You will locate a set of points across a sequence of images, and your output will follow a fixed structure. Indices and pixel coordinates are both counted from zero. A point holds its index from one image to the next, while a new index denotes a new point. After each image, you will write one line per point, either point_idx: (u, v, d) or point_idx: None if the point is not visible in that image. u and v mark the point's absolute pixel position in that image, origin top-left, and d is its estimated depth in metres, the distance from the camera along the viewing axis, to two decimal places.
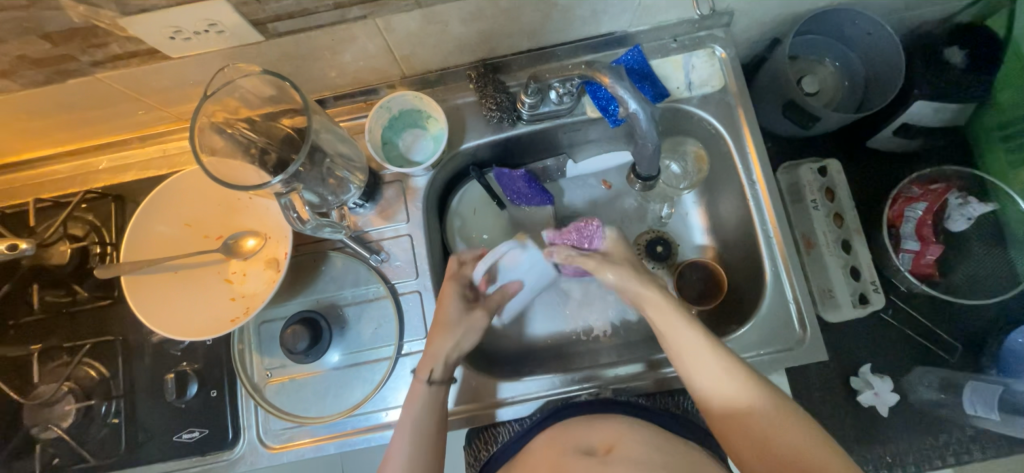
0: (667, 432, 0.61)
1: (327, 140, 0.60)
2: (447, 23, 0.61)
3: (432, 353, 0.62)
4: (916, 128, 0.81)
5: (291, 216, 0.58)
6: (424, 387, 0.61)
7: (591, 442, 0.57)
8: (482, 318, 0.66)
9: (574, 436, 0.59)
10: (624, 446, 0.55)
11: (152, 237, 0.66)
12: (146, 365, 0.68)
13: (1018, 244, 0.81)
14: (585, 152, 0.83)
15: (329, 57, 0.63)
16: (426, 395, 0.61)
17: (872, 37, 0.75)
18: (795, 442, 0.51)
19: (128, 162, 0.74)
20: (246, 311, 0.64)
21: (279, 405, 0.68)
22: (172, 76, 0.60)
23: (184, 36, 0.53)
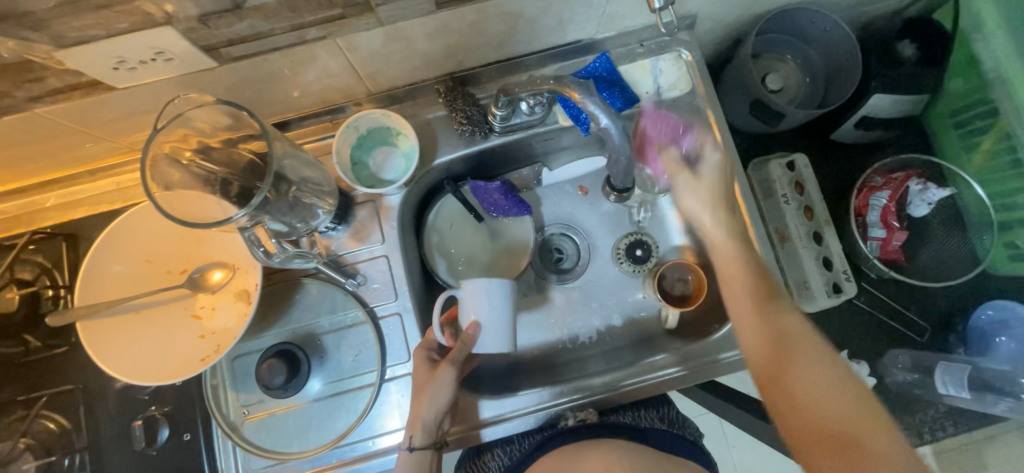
0: (656, 456, 0.67)
1: (292, 167, 0.59)
2: (411, 39, 0.59)
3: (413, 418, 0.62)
4: (877, 121, 0.83)
5: (256, 248, 0.60)
6: (408, 455, 0.62)
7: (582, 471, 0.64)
8: (450, 371, 0.63)
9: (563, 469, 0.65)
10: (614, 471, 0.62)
11: (108, 279, 0.63)
12: (111, 413, 0.64)
13: (976, 226, 0.85)
14: (560, 159, 0.83)
15: (289, 78, 0.60)
16: (415, 461, 0.62)
17: (830, 34, 0.77)
18: (838, 403, 0.51)
19: (78, 197, 0.69)
20: (217, 349, 0.61)
21: (258, 443, 0.65)
22: (120, 106, 0.56)
23: (129, 66, 0.50)
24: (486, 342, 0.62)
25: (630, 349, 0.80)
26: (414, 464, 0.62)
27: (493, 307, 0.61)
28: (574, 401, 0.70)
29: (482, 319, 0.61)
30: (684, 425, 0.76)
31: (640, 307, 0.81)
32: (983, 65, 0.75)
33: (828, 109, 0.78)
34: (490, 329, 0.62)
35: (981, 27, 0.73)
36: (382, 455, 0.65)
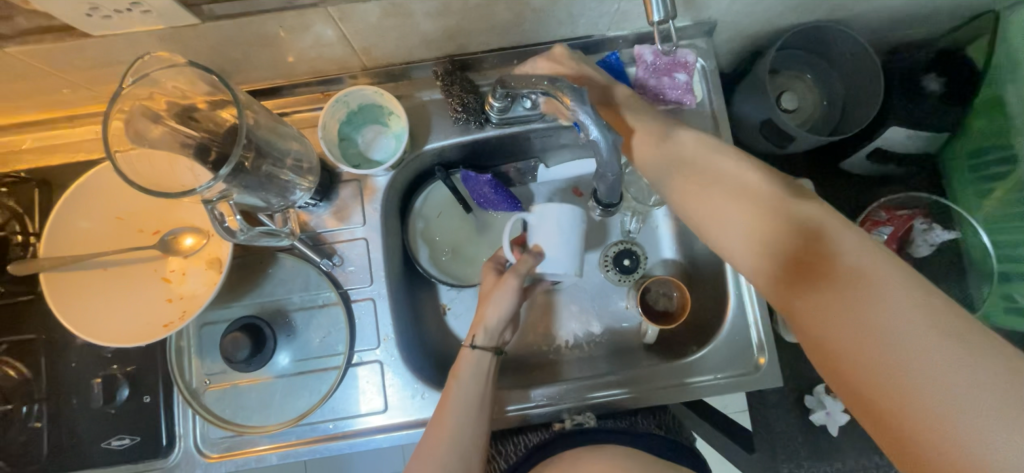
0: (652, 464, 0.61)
1: (269, 139, 0.56)
2: (410, 16, 0.56)
3: (477, 320, 0.65)
4: (888, 153, 0.81)
5: (222, 227, 0.53)
6: (471, 352, 0.63)
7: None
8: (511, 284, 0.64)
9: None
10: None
11: (72, 234, 0.61)
12: (72, 366, 0.63)
13: (977, 273, 0.82)
14: (557, 157, 0.80)
15: (278, 44, 0.57)
16: (475, 360, 0.62)
17: (854, 57, 0.73)
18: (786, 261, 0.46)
19: (55, 144, 0.67)
20: (181, 316, 0.60)
21: (218, 413, 0.64)
22: (97, 55, 0.54)
23: (104, 14, 0.47)
24: (550, 263, 0.63)
25: (606, 359, 0.78)
26: (477, 363, 0.62)
27: (563, 230, 0.63)
28: (541, 405, 0.69)
29: (551, 239, 0.63)
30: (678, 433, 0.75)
31: (623, 318, 0.79)
32: (1011, 108, 0.70)
33: (839, 137, 0.75)
34: (556, 250, 0.63)
35: (1015, 68, 0.68)
36: (343, 439, 0.65)
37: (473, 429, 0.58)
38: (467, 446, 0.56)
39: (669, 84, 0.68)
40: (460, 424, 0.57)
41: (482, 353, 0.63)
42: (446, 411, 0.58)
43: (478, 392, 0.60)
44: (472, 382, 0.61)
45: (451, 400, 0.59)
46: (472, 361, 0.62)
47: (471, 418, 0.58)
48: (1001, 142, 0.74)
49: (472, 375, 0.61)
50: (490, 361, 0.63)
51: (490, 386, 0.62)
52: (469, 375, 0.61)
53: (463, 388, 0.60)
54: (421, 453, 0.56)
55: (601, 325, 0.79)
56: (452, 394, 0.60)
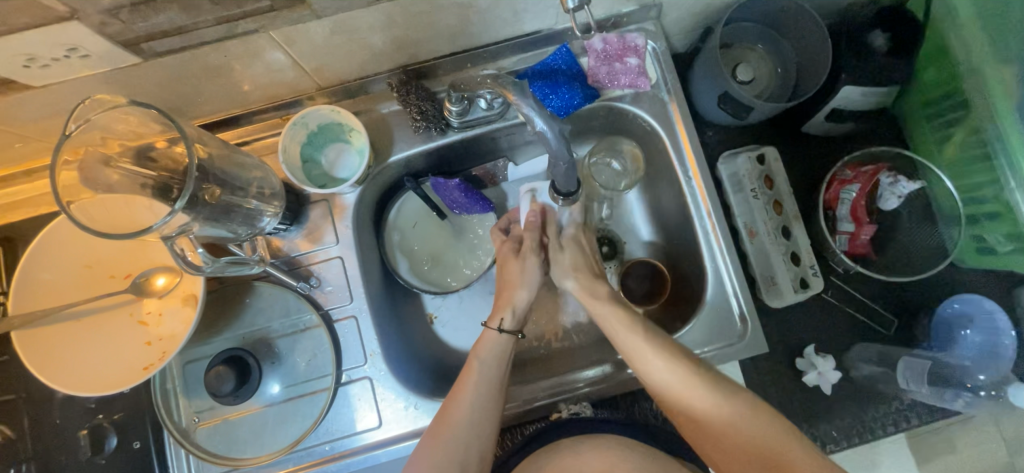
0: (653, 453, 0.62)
1: (227, 168, 0.56)
2: (355, 31, 0.56)
3: (505, 302, 0.67)
4: (846, 113, 0.82)
5: (183, 261, 0.53)
6: (496, 334, 0.65)
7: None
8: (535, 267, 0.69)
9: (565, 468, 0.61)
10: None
11: (40, 286, 0.61)
12: (56, 421, 0.62)
13: (946, 218, 0.83)
14: (525, 153, 0.80)
15: (226, 74, 0.57)
16: (496, 341, 0.65)
17: (800, 23, 0.74)
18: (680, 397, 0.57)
19: (13, 199, 0.66)
20: (161, 356, 0.59)
21: (212, 450, 0.64)
22: (42, 105, 0.53)
23: (42, 63, 0.47)
24: None
25: (596, 347, 0.78)
26: (494, 346, 0.64)
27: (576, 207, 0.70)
28: (541, 403, 0.70)
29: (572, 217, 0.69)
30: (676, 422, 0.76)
31: None
32: (954, 55, 0.74)
33: (798, 101, 0.76)
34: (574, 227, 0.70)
35: (953, 17, 0.72)
36: (341, 459, 0.65)
37: (488, 408, 0.60)
38: (480, 422, 0.59)
39: (622, 69, 0.69)
40: (476, 402, 0.60)
41: (506, 338, 0.65)
42: (463, 390, 0.60)
43: (496, 370, 0.63)
44: (491, 360, 0.63)
45: (469, 380, 0.61)
46: (493, 343, 0.64)
47: (487, 398, 0.60)
48: (954, 87, 0.75)
49: (492, 356, 0.64)
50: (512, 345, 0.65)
51: (507, 366, 0.64)
52: (488, 356, 0.63)
53: (482, 367, 0.62)
54: (437, 430, 0.59)
55: (588, 313, 0.80)
56: (471, 374, 0.62)
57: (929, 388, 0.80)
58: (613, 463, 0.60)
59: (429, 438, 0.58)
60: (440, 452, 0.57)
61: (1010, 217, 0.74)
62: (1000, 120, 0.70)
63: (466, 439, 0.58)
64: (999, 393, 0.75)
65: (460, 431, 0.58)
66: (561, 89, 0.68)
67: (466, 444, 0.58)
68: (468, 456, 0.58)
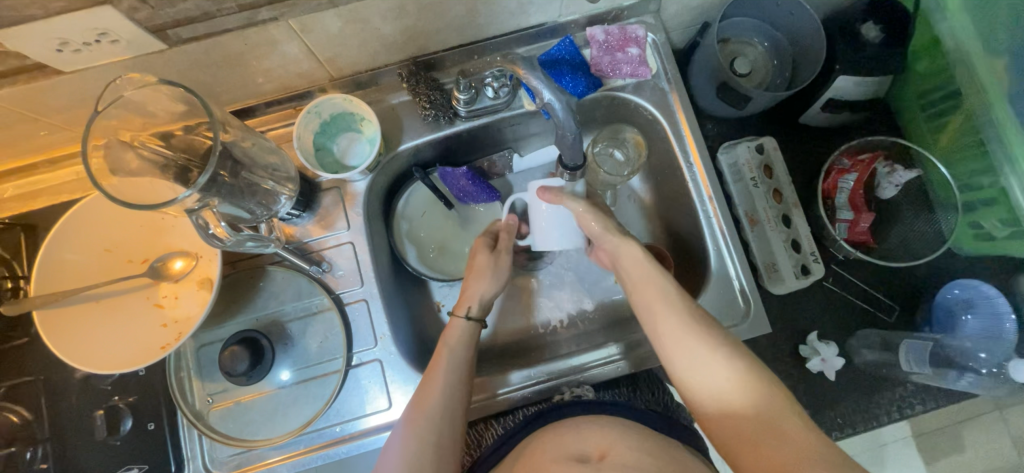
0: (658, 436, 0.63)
1: (249, 152, 0.59)
2: (369, 21, 0.58)
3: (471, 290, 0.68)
4: (841, 103, 0.83)
5: (207, 233, 0.56)
6: (462, 322, 0.66)
7: (583, 449, 0.59)
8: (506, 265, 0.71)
9: (564, 445, 0.60)
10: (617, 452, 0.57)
11: (62, 268, 0.63)
12: (74, 403, 0.63)
13: (942, 205, 0.84)
14: (530, 145, 0.82)
15: (245, 63, 0.59)
16: (464, 329, 0.66)
17: (794, 16, 0.77)
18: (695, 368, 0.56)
19: (38, 187, 0.68)
20: (178, 336, 0.61)
21: (224, 431, 0.65)
22: (70, 92, 0.55)
23: (74, 48, 0.49)
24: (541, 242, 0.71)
25: (601, 333, 0.79)
26: (463, 332, 0.65)
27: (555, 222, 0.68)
28: (535, 386, 0.72)
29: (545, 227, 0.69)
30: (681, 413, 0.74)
31: (613, 291, 0.81)
32: (946, 45, 0.76)
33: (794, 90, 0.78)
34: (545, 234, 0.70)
35: (943, 8, 0.75)
36: (352, 440, 0.65)
37: (459, 390, 0.60)
38: (454, 403, 0.59)
39: (624, 59, 0.72)
40: (448, 385, 0.60)
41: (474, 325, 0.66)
42: (435, 374, 0.61)
43: (465, 357, 0.63)
44: (460, 346, 0.64)
45: (442, 364, 0.62)
46: (459, 333, 0.65)
47: (457, 382, 0.61)
48: (947, 77, 0.78)
49: (461, 341, 0.64)
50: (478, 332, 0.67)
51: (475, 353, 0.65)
52: (457, 345, 0.64)
53: (452, 355, 0.63)
54: (410, 414, 0.58)
55: (593, 301, 0.81)
56: (441, 360, 0.62)
57: (932, 370, 0.80)
58: (613, 441, 0.59)
59: (403, 425, 0.58)
60: (416, 434, 0.57)
61: (1006, 202, 0.76)
62: (993, 107, 0.72)
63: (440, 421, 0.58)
64: (1000, 370, 0.77)
65: (432, 414, 0.58)
66: (565, 77, 0.70)
67: (439, 426, 0.58)
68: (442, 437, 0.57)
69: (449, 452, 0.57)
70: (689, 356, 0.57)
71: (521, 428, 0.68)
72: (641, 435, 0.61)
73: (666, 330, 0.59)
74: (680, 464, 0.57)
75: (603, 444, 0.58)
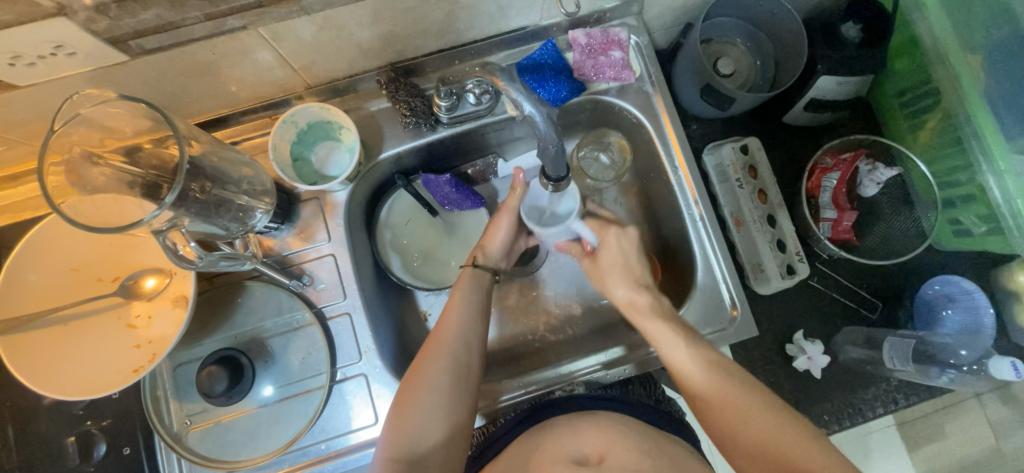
0: (652, 431, 0.63)
1: (218, 166, 0.57)
2: (344, 28, 0.56)
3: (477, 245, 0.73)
4: (823, 103, 0.84)
5: (175, 255, 0.54)
6: (473, 270, 0.70)
7: (581, 451, 0.60)
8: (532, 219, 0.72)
9: (562, 446, 0.61)
10: (615, 455, 0.58)
11: (24, 290, 0.60)
12: (44, 430, 0.61)
13: (925, 203, 0.85)
14: (514, 149, 0.81)
15: (214, 73, 0.57)
16: (475, 276, 0.70)
17: (777, 17, 0.77)
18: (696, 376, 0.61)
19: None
20: (152, 359, 0.59)
21: (204, 453, 0.63)
22: (28, 107, 0.53)
23: (27, 62, 0.47)
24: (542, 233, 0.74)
25: (589, 338, 0.79)
26: (479, 279, 0.70)
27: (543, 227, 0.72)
28: (531, 393, 0.71)
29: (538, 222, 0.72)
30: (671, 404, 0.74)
31: (601, 295, 0.81)
32: (924, 42, 0.75)
33: (777, 91, 0.78)
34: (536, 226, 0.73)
35: (922, 6, 0.74)
36: (338, 457, 0.64)
37: (473, 325, 0.65)
38: (468, 336, 0.64)
39: (607, 62, 0.71)
40: (463, 320, 0.65)
41: (483, 272, 0.71)
42: (449, 315, 0.65)
43: (475, 298, 0.68)
44: (473, 291, 0.68)
45: (456, 306, 0.67)
46: (472, 280, 0.69)
47: (471, 318, 0.66)
48: (926, 75, 0.78)
49: (473, 287, 0.69)
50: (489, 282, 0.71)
51: (486, 299, 0.69)
52: (469, 287, 0.69)
53: (464, 295, 0.68)
54: (427, 349, 0.63)
55: (581, 306, 0.81)
56: (453, 305, 0.67)
57: (915, 367, 0.81)
58: (611, 442, 0.60)
59: (419, 360, 0.62)
60: (434, 367, 0.61)
61: (983, 199, 0.76)
62: (971, 108, 0.72)
63: (455, 352, 0.62)
64: (979, 367, 0.78)
65: (449, 345, 0.63)
66: (548, 83, 0.69)
67: (453, 356, 0.62)
68: (456, 368, 0.62)
69: (464, 386, 0.62)
70: (667, 342, 0.63)
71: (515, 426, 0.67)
72: (634, 436, 0.61)
73: (659, 330, 0.64)
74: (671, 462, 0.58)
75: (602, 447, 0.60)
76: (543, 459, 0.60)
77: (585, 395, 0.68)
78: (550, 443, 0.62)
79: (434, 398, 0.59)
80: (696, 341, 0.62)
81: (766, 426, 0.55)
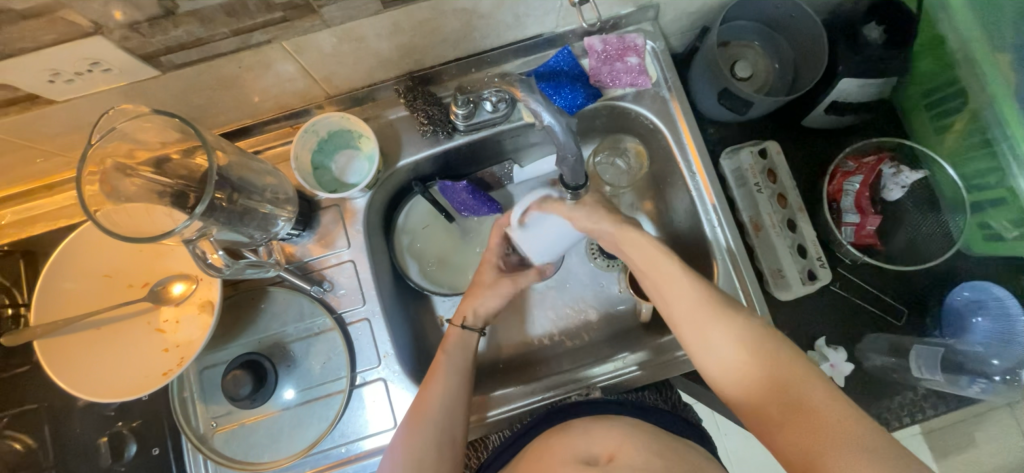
0: (669, 438, 0.63)
1: (243, 175, 0.59)
2: (364, 40, 0.57)
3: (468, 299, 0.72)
4: (846, 105, 0.82)
5: (204, 263, 0.56)
6: (460, 330, 0.70)
7: (591, 451, 0.59)
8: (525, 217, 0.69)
9: (571, 445, 0.61)
10: (626, 453, 0.58)
11: (62, 295, 0.63)
12: (77, 430, 0.63)
13: (950, 207, 0.83)
14: (529, 155, 0.81)
15: (239, 85, 0.59)
16: (461, 336, 0.70)
17: (796, 20, 0.76)
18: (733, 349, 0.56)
19: (35, 213, 0.68)
20: (179, 362, 0.60)
21: (229, 454, 0.64)
22: (65, 120, 0.55)
23: (66, 78, 0.49)
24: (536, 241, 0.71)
25: (605, 344, 0.79)
26: (464, 341, 0.69)
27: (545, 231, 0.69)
28: (547, 399, 0.71)
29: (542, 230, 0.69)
30: (688, 410, 0.74)
31: (617, 301, 0.81)
32: (950, 43, 0.75)
33: (796, 95, 0.76)
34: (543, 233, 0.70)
35: (946, 6, 0.73)
36: (358, 460, 0.65)
37: (456, 389, 0.64)
38: (454, 399, 0.63)
39: (623, 68, 0.71)
40: (450, 386, 0.64)
41: (470, 333, 0.70)
42: (433, 380, 0.64)
43: (462, 361, 0.67)
44: (459, 354, 0.68)
45: (439, 371, 0.65)
46: (458, 342, 0.69)
47: (454, 380, 0.64)
48: (952, 75, 0.76)
49: (459, 348, 0.68)
50: (475, 341, 0.70)
51: (473, 360, 0.68)
52: (457, 349, 0.68)
53: (449, 358, 0.67)
54: (412, 415, 0.62)
55: (598, 312, 0.80)
56: (439, 368, 0.66)
57: (943, 376, 0.79)
58: (622, 442, 0.59)
59: (405, 425, 0.62)
60: (421, 429, 0.61)
61: (1016, 202, 0.74)
62: (999, 105, 0.71)
63: (441, 416, 0.62)
64: (1010, 377, 0.77)
65: (433, 412, 0.61)
66: (564, 90, 0.70)
67: (437, 420, 0.61)
68: (443, 430, 0.61)
69: (453, 443, 0.62)
70: (697, 314, 0.59)
71: (522, 435, 0.67)
72: (651, 440, 0.61)
73: (685, 303, 0.60)
74: (687, 464, 0.58)
75: (613, 447, 0.59)
76: (553, 457, 0.60)
77: (602, 399, 0.68)
78: (562, 443, 0.62)
79: (421, 456, 0.60)
80: (728, 319, 0.58)
81: (798, 400, 0.51)
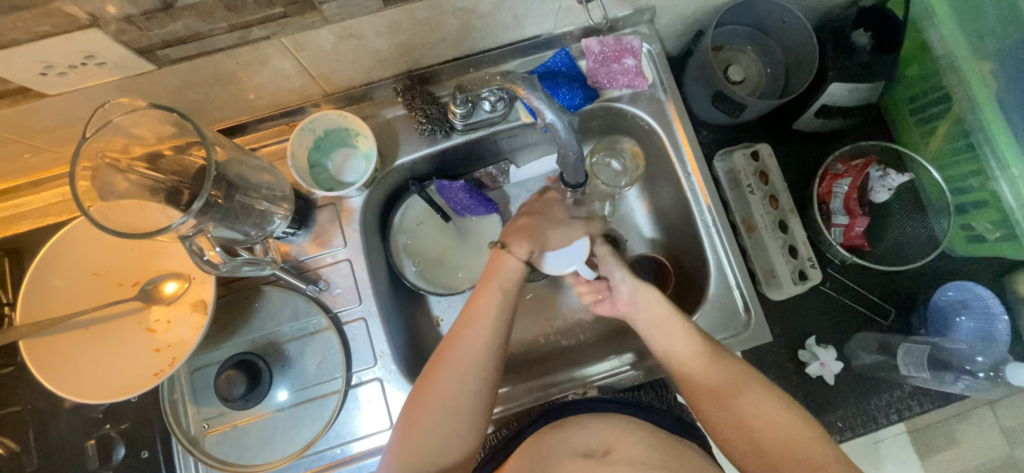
0: (666, 434, 0.63)
1: (241, 172, 0.58)
2: (363, 37, 0.57)
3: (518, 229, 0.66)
4: (834, 109, 0.84)
5: (201, 259, 0.55)
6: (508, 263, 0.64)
7: (588, 445, 0.59)
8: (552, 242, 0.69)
9: (568, 442, 0.60)
10: (622, 447, 0.58)
11: (49, 294, 0.61)
12: (64, 433, 0.62)
13: (936, 210, 0.85)
14: (524, 155, 0.81)
15: (235, 82, 0.58)
16: (510, 270, 0.64)
17: (786, 25, 0.77)
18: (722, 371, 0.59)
19: (22, 209, 0.66)
20: (171, 362, 0.59)
21: (221, 457, 0.63)
22: (56, 114, 0.54)
23: (58, 71, 0.48)
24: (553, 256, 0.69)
25: (600, 343, 0.79)
26: (511, 274, 0.64)
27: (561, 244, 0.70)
28: (546, 398, 0.71)
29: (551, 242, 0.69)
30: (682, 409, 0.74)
31: None
32: (934, 50, 0.77)
33: (787, 98, 0.78)
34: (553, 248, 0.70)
35: (932, 15, 0.76)
36: (352, 462, 0.64)
37: (495, 334, 0.59)
38: (490, 349, 0.58)
39: (620, 70, 0.72)
40: (483, 332, 0.59)
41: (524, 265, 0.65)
42: (471, 321, 0.59)
43: (503, 299, 0.62)
44: (502, 290, 0.62)
45: (478, 311, 0.60)
46: (506, 273, 0.64)
47: (492, 323, 0.60)
48: (936, 82, 0.79)
49: (503, 283, 0.63)
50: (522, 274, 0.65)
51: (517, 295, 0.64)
52: (499, 285, 0.62)
53: (497, 295, 0.62)
54: (439, 363, 0.57)
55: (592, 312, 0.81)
56: (479, 307, 0.61)
57: (930, 373, 0.81)
58: (618, 437, 0.60)
59: (428, 376, 0.57)
60: (444, 384, 0.55)
61: (996, 204, 0.76)
62: (983, 112, 0.73)
63: (471, 370, 0.57)
64: (997, 374, 0.77)
65: (462, 364, 0.56)
66: (562, 90, 0.70)
67: (466, 376, 0.56)
68: (473, 383, 0.56)
69: (476, 408, 0.56)
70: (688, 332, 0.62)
71: (529, 425, 0.67)
72: (647, 434, 0.61)
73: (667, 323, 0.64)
74: (684, 460, 0.57)
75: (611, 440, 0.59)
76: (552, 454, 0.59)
77: (598, 398, 0.68)
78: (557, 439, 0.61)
79: (446, 414, 0.54)
80: None
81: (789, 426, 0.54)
